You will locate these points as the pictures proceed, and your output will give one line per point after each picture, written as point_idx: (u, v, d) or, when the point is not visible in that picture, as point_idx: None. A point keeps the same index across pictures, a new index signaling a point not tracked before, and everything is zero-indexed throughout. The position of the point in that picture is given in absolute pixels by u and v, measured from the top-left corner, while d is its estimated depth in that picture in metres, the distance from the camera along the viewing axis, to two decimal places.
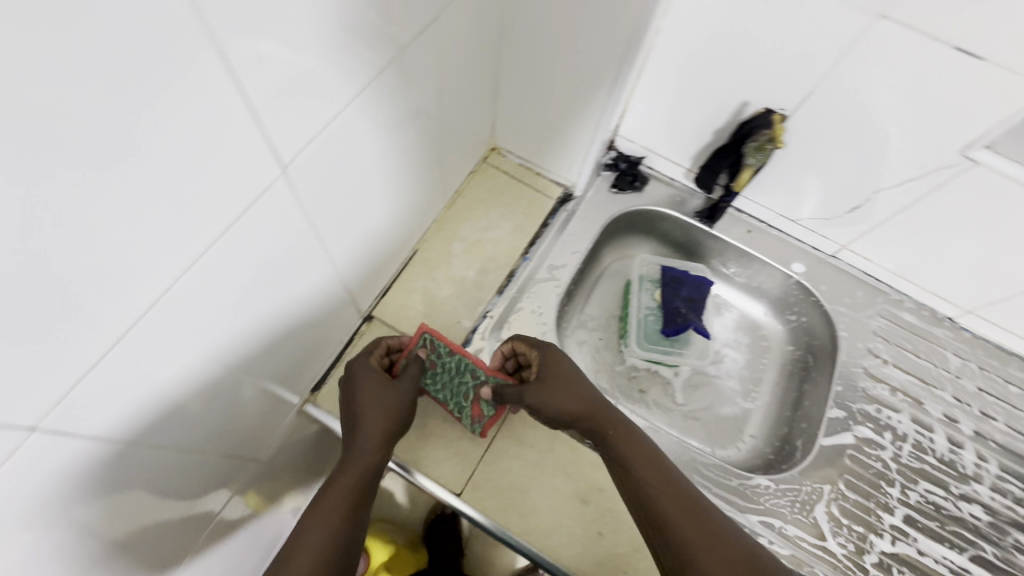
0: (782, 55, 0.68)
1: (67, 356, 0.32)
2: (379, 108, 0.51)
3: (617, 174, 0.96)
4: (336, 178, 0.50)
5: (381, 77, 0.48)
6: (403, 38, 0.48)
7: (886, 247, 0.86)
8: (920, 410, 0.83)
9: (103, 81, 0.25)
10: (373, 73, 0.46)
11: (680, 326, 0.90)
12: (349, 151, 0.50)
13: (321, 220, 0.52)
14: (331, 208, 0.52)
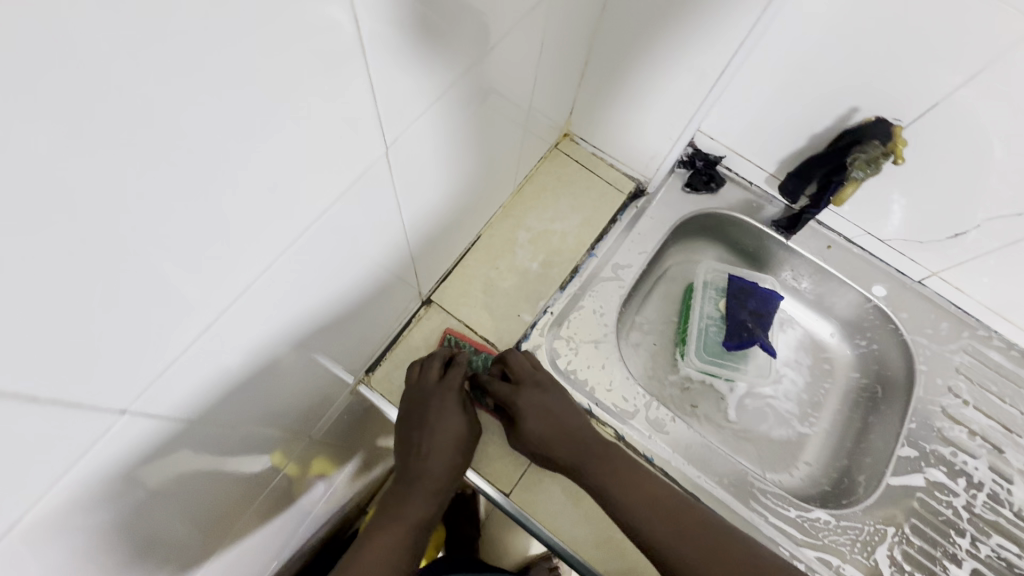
0: (910, 60, 0.61)
1: (159, 343, 0.30)
2: (470, 88, 0.47)
3: (692, 173, 0.90)
4: (421, 161, 0.47)
5: (478, 55, 0.44)
6: (505, 11, 0.44)
7: (985, 279, 0.79)
8: (999, 458, 0.78)
9: (235, 41, 0.22)
10: (472, 49, 0.43)
11: (746, 341, 0.85)
12: (437, 134, 0.46)
13: (403, 204, 0.49)
14: (414, 192, 0.49)
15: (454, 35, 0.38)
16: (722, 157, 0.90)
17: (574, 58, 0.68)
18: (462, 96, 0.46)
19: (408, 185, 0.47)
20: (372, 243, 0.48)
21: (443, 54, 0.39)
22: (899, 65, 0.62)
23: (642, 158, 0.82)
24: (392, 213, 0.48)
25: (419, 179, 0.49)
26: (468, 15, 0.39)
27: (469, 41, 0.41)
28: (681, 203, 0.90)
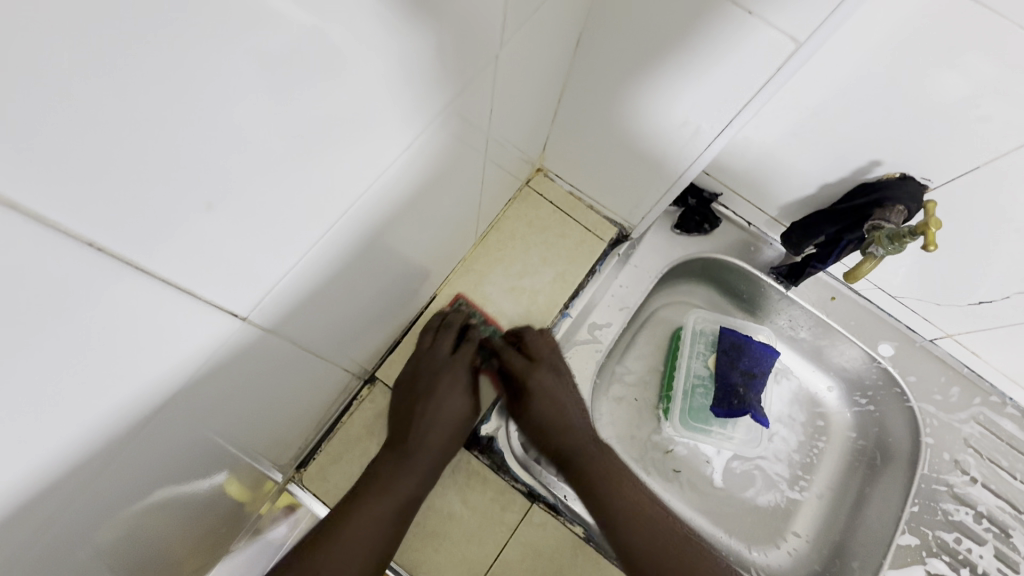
0: (952, 121, 0.51)
1: None
2: (376, 187, 0.35)
3: (683, 212, 0.80)
4: (312, 280, 0.36)
5: (379, 150, 0.33)
6: (413, 92, 0.32)
7: (1005, 348, 0.70)
8: (1006, 543, 0.73)
9: None
10: (365, 147, 0.31)
11: (736, 410, 0.76)
12: (330, 246, 0.35)
13: (293, 325, 0.38)
14: (309, 309, 0.38)
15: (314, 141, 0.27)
16: (717, 194, 0.78)
17: (537, 104, 0.56)
18: (366, 197, 0.35)
19: (296, 307, 0.36)
20: (261, 372, 0.38)
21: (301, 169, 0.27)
22: (944, 123, 0.51)
23: (623, 203, 0.71)
24: (278, 339, 0.37)
25: (318, 292, 0.38)
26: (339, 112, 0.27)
27: (355, 142, 0.30)
28: (668, 246, 0.79)
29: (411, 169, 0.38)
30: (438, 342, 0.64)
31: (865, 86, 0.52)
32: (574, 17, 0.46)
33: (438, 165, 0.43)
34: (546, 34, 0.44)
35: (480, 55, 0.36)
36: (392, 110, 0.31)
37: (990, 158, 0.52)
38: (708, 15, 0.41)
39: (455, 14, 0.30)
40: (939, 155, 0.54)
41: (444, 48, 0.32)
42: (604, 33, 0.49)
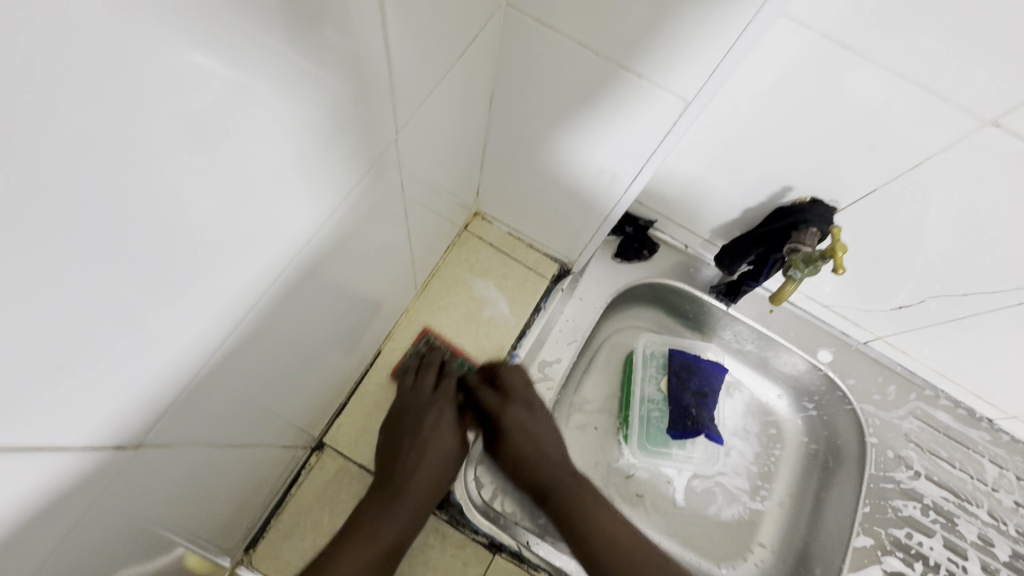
0: (851, 150, 0.54)
1: None
2: (286, 274, 0.35)
3: (622, 241, 0.82)
4: (219, 378, 0.34)
5: (286, 240, 0.33)
6: (313, 187, 0.32)
7: (930, 346, 0.75)
8: (953, 532, 0.76)
9: None
10: (271, 242, 0.31)
11: (690, 430, 0.78)
12: (242, 339, 0.34)
13: (205, 422, 0.36)
14: (217, 404, 0.36)
15: (210, 254, 0.27)
16: (652, 221, 0.81)
17: (458, 160, 0.57)
18: (277, 285, 0.35)
19: (206, 407, 0.35)
20: (179, 474, 0.36)
21: (207, 278, 0.27)
22: (840, 151, 0.55)
23: (559, 241, 0.73)
24: (188, 442, 0.35)
25: (231, 382, 0.37)
26: (232, 223, 0.27)
27: (257, 241, 0.30)
28: (611, 275, 0.81)
29: (323, 249, 0.38)
30: (420, 380, 0.66)
31: (766, 122, 0.56)
32: (481, 82, 0.48)
33: (354, 236, 0.43)
34: (454, 100, 0.45)
35: (382, 135, 0.37)
36: (292, 206, 0.31)
37: (886, 181, 0.56)
38: (601, 75, 0.42)
39: (345, 111, 0.31)
40: (842, 180, 0.58)
41: (338, 143, 0.32)
42: (514, 92, 0.50)
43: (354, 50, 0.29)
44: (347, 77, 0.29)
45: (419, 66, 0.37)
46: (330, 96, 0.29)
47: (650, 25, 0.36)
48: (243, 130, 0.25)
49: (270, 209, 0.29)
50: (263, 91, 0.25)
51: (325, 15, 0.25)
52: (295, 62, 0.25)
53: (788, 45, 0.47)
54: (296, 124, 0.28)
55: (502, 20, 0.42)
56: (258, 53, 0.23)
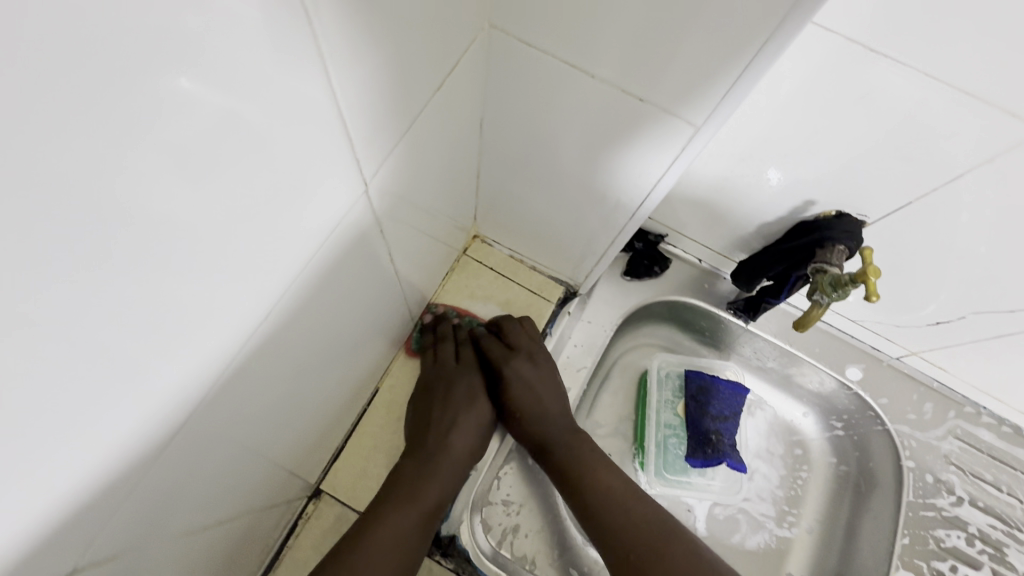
0: (882, 162, 0.49)
1: None
2: (252, 337, 0.32)
3: (631, 257, 0.77)
4: (186, 449, 0.31)
5: (243, 298, 0.30)
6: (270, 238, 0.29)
7: (971, 363, 0.69)
8: (1002, 562, 0.70)
9: None
10: (229, 304, 0.28)
11: (712, 459, 0.73)
12: (205, 410, 0.31)
13: (169, 504, 0.33)
14: (180, 482, 0.33)
15: (142, 331, 0.24)
16: (663, 236, 0.76)
17: (449, 188, 0.53)
18: (244, 350, 0.32)
19: (168, 487, 0.32)
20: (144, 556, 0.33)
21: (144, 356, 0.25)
22: (870, 163, 0.50)
23: (564, 264, 0.68)
24: (149, 526, 0.32)
25: (202, 450, 0.33)
26: (172, 292, 0.24)
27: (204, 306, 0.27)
28: (621, 294, 0.77)
29: (293, 304, 0.35)
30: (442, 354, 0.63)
31: (784, 133, 0.51)
32: (466, 109, 0.44)
33: (331, 284, 0.39)
34: (437, 131, 0.42)
35: (354, 181, 0.33)
36: (249, 260, 0.28)
37: (922, 193, 0.50)
38: (597, 99, 0.38)
39: (301, 160, 0.28)
40: (872, 193, 0.53)
41: (292, 197, 0.29)
42: (501, 116, 0.46)
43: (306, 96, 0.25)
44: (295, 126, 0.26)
45: (393, 103, 0.33)
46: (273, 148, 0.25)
47: (650, 47, 0.32)
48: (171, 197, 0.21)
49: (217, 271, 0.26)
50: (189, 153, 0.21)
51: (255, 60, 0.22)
52: (226, 117, 0.22)
53: (812, 52, 0.43)
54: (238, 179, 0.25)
55: (488, 42, 0.38)
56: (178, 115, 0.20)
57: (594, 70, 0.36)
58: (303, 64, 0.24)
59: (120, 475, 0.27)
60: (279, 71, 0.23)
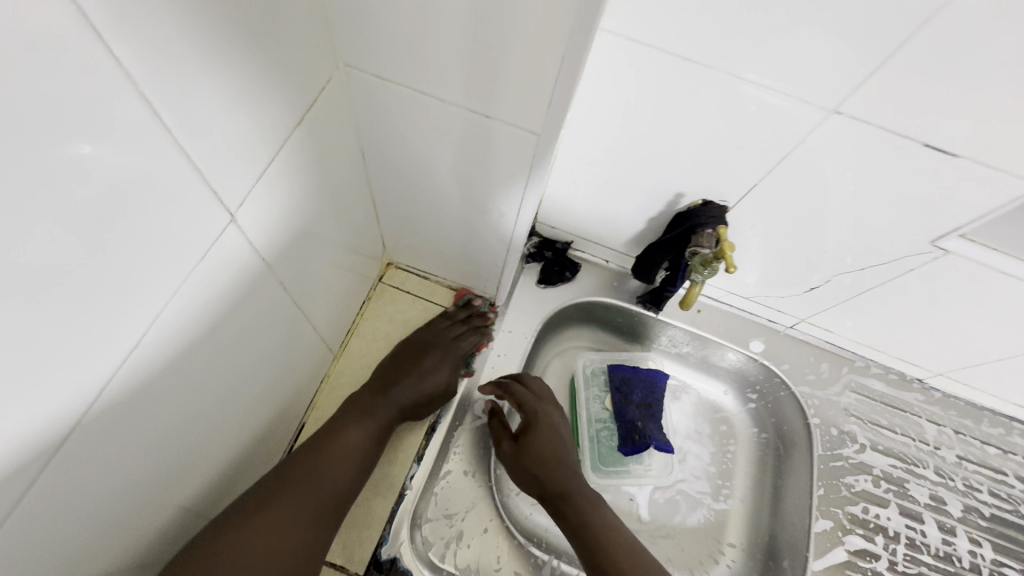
0: (724, 152, 0.56)
1: None
2: (127, 363, 0.34)
3: (543, 265, 0.83)
4: (69, 469, 0.33)
5: (116, 324, 0.32)
6: (145, 266, 0.32)
7: (849, 320, 0.76)
8: (906, 497, 0.76)
9: None
10: (97, 329, 0.30)
11: (640, 445, 0.77)
12: (84, 433, 0.33)
13: (55, 527, 0.34)
14: (64, 508, 0.34)
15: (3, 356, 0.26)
16: (569, 242, 0.82)
17: (347, 217, 0.56)
18: (118, 376, 0.33)
19: (50, 510, 0.33)
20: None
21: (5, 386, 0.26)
22: (710, 154, 0.57)
23: (474, 279, 0.72)
24: (30, 554, 0.33)
25: (90, 475, 0.35)
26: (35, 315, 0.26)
27: (74, 329, 0.29)
28: (538, 301, 0.81)
29: (182, 338, 0.38)
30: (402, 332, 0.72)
31: (640, 135, 0.58)
32: (342, 139, 0.48)
33: (224, 315, 0.42)
34: (314, 163, 0.45)
35: (218, 211, 0.36)
36: (117, 286, 0.31)
37: (761, 175, 0.58)
38: (454, 121, 0.43)
39: (159, 191, 0.30)
40: (724, 180, 0.60)
41: (159, 228, 0.32)
42: (381, 149, 0.50)
43: (142, 133, 0.28)
44: (142, 162, 0.28)
45: (243, 141, 0.35)
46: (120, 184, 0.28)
47: (477, 70, 0.37)
48: (30, 228, 0.24)
49: (88, 295, 0.29)
50: (39, 192, 0.24)
51: (94, 105, 0.25)
52: (73, 166, 0.25)
53: (622, 54, 0.50)
54: (103, 211, 0.28)
55: (350, 78, 0.43)
56: (16, 162, 0.22)
57: (446, 95, 0.41)
58: (142, 106, 0.27)
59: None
60: (122, 113, 0.26)
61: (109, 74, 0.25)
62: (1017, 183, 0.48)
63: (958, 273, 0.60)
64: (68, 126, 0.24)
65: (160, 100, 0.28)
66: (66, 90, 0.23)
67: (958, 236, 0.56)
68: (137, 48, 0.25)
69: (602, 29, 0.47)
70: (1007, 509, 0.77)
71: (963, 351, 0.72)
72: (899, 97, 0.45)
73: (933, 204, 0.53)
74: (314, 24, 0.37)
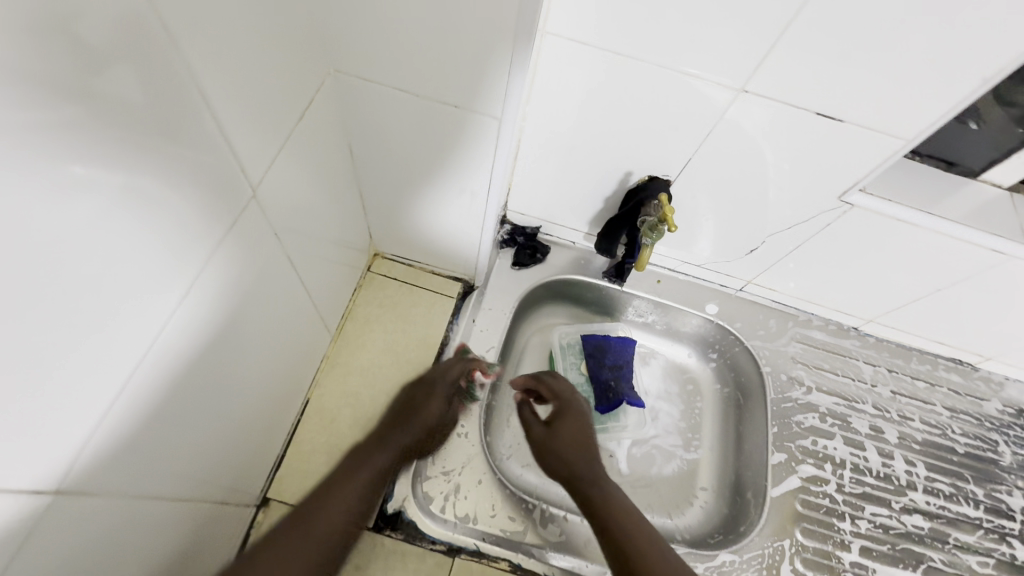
0: (662, 132, 0.66)
1: None
2: (179, 311, 0.40)
3: (516, 250, 0.91)
4: (128, 426, 0.38)
5: (170, 276, 0.38)
6: (137, 283, 0.35)
7: (788, 277, 0.87)
8: (849, 429, 0.86)
9: None
10: (156, 278, 0.37)
11: (614, 402, 0.85)
12: (148, 374, 0.38)
13: (128, 461, 0.39)
14: (136, 442, 0.39)
15: (93, 297, 0.32)
16: (538, 227, 0.91)
17: (339, 209, 0.64)
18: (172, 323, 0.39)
19: (126, 442, 0.38)
20: (77, 560, 0.37)
21: (31, 388, 0.29)
22: (650, 134, 0.67)
23: (455, 263, 0.80)
24: (110, 483, 0.38)
25: (140, 435, 0.40)
26: (114, 261, 0.33)
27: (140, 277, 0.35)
28: (513, 282, 0.89)
29: (216, 303, 0.44)
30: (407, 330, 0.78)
31: (590, 121, 0.67)
32: (333, 135, 0.55)
33: (246, 284, 0.48)
34: (312, 154, 0.52)
35: (241, 189, 0.43)
36: (170, 242, 0.37)
37: (694, 150, 0.68)
38: (432, 112, 0.51)
39: (200, 162, 0.37)
40: (664, 157, 0.70)
41: (160, 235, 0.36)
42: (367, 143, 0.58)
43: (188, 111, 0.35)
44: (187, 135, 0.35)
45: (258, 130, 0.42)
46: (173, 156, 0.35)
47: (449, 63, 0.45)
48: (114, 183, 0.31)
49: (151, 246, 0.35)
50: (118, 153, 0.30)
51: (155, 87, 0.31)
52: (84, 184, 0.29)
53: (564, 53, 0.59)
54: (161, 175, 0.34)
55: (339, 82, 0.51)
56: (104, 127, 0.29)
57: (420, 89, 0.49)
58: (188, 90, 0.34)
59: (76, 424, 0.33)
60: (173, 94, 0.33)
61: (166, 62, 0.32)
62: (893, 140, 0.58)
63: (866, 224, 0.70)
64: (138, 102, 0.31)
65: (201, 85, 0.35)
66: (135, 74, 0.30)
67: (861, 191, 0.67)
68: (189, 42, 0.33)
69: (546, 32, 0.57)
70: (937, 433, 0.87)
71: (885, 296, 0.83)
72: (791, 74, 0.55)
73: (837, 164, 0.63)
74: (310, 37, 0.45)
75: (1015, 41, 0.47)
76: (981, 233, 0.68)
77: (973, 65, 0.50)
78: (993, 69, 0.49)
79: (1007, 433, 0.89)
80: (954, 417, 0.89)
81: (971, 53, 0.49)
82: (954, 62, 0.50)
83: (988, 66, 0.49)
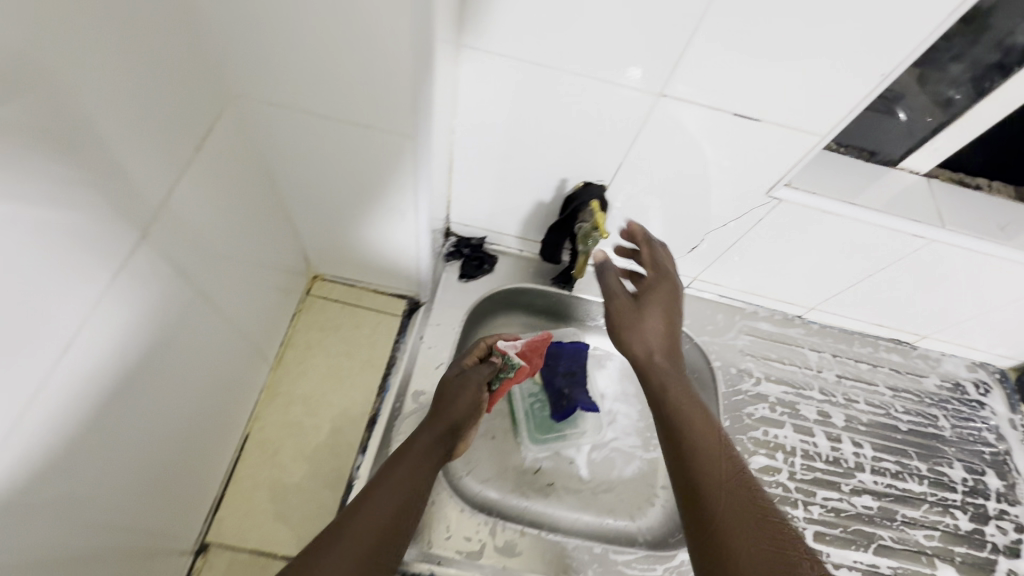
0: (591, 139, 0.66)
1: None
2: (66, 364, 0.36)
3: (462, 261, 0.90)
4: (15, 505, 0.34)
5: (50, 329, 0.34)
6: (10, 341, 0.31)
7: (731, 273, 0.88)
8: (798, 417, 0.87)
9: None
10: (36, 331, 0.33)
11: (567, 409, 0.85)
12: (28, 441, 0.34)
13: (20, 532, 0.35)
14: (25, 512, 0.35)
15: None
16: (483, 238, 0.90)
17: (265, 235, 0.61)
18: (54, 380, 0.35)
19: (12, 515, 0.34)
20: None
21: None
22: (579, 142, 0.67)
23: (397, 281, 0.78)
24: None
25: (30, 505, 0.35)
26: None
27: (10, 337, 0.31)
28: (462, 295, 0.88)
29: (117, 349, 0.41)
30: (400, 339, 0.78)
31: (520, 130, 0.66)
32: (247, 161, 0.53)
33: (155, 322, 0.45)
34: (222, 179, 0.50)
35: (135, 223, 0.39)
36: (48, 291, 0.33)
37: (624, 156, 0.68)
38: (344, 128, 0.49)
39: (74, 198, 0.33)
40: (596, 163, 0.70)
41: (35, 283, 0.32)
42: (285, 163, 0.56)
43: (52, 145, 0.31)
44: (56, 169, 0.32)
45: (150, 158, 0.39)
46: (46, 194, 0.31)
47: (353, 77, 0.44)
48: None
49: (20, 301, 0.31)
50: None
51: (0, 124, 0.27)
52: None
53: (483, 65, 0.59)
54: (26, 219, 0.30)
55: (247, 107, 0.49)
56: None
57: (331, 111, 0.48)
58: (48, 122, 0.30)
59: None
60: (26, 129, 0.29)
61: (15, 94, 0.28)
62: (807, 137, 0.60)
63: (796, 218, 0.72)
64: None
65: (62, 116, 0.31)
66: None
67: (787, 186, 0.69)
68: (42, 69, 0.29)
69: (463, 46, 0.56)
70: (881, 413, 0.90)
71: (825, 284, 0.85)
72: (704, 78, 0.55)
73: (762, 162, 0.64)
74: (207, 62, 0.44)
75: (912, 37, 0.49)
76: (900, 220, 0.70)
77: (872, 62, 0.51)
78: (892, 65, 0.51)
79: (946, 407, 0.93)
80: (896, 396, 0.92)
81: (870, 51, 0.50)
82: (855, 60, 0.51)
83: (886, 62, 0.51)
